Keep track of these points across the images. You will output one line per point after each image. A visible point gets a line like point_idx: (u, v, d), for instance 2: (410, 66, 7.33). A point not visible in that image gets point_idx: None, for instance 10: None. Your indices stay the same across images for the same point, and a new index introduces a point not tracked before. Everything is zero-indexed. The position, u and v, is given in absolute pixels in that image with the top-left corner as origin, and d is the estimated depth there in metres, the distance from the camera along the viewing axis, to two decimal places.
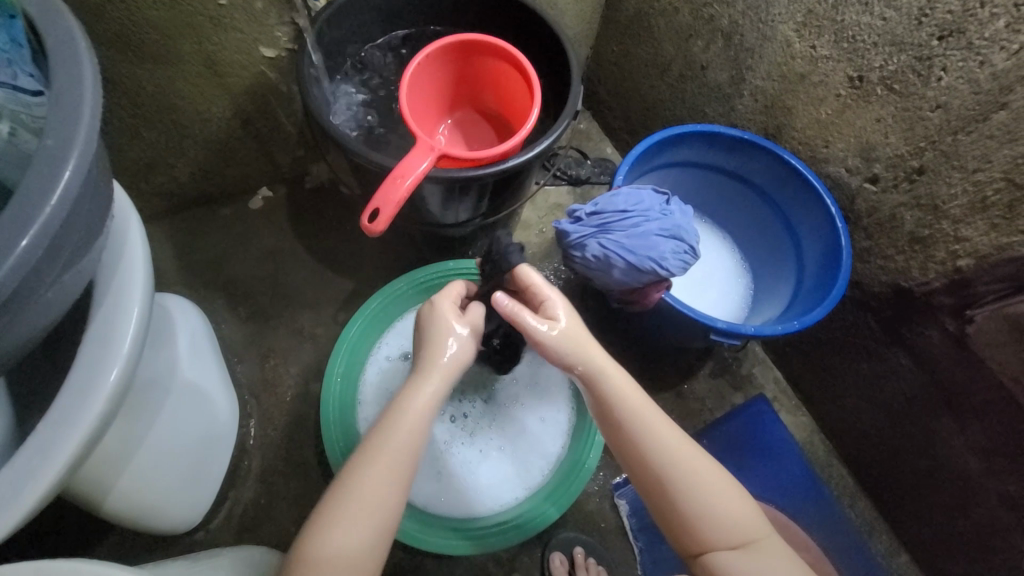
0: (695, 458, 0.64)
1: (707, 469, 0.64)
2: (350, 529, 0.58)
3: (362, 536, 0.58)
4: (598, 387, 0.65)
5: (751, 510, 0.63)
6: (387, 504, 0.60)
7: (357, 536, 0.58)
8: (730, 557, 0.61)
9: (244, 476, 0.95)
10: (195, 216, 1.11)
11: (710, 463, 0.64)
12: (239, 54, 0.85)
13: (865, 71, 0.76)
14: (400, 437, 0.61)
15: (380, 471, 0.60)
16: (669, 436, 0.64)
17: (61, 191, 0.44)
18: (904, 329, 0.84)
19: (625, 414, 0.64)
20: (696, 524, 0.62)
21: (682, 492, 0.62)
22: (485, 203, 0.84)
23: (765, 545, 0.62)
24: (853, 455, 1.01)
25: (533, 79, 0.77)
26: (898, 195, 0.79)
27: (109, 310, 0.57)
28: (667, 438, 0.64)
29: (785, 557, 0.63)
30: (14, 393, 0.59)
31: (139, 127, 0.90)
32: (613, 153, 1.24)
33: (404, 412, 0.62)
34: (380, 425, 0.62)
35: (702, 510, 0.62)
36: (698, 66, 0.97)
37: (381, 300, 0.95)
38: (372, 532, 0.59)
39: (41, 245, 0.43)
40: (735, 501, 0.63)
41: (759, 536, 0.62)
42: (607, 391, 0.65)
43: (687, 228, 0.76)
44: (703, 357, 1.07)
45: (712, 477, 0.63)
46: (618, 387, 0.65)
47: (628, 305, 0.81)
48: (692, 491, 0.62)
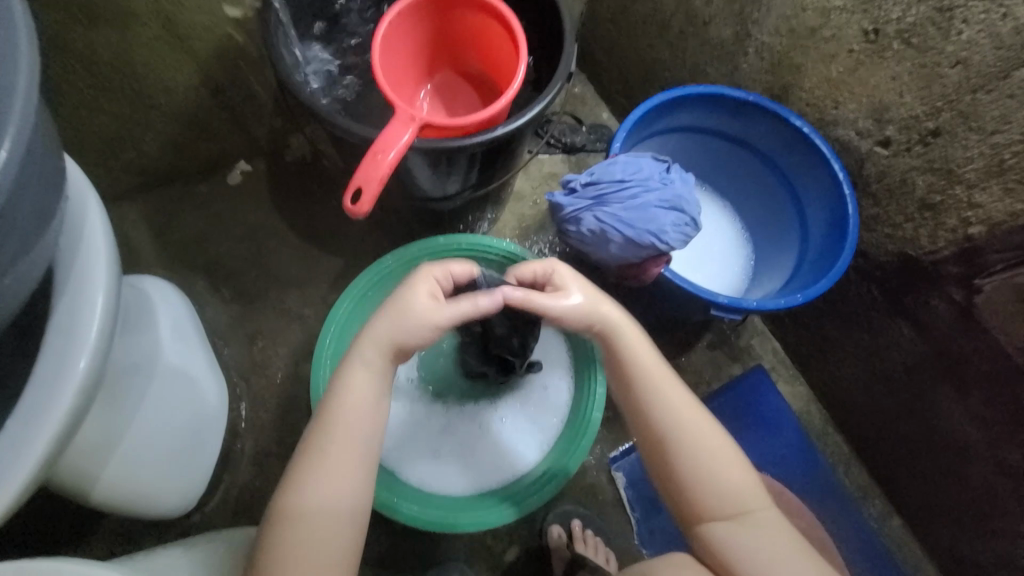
0: (704, 424, 0.63)
1: (713, 436, 0.63)
2: (309, 487, 0.57)
3: (322, 498, 0.57)
4: (613, 347, 0.66)
5: (751, 481, 0.62)
6: (338, 480, 0.58)
7: (321, 492, 0.57)
8: (725, 527, 0.60)
9: (238, 460, 0.94)
10: (170, 193, 1.05)
11: (718, 432, 0.63)
12: (200, 14, 0.78)
13: (881, 24, 0.70)
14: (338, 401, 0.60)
15: (325, 449, 0.58)
16: (678, 400, 0.64)
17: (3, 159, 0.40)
18: (908, 299, 0.82)
19: (639, 373, 0.64)
20: (692, 486, 0.61)
21: (685, 453, 0.61)
22: (476, 174, 0.79)
23: (761, 518, 0.61)
24: (849, 424, 1.02)
25: (519, 35, 0.70)
26: (910, 159, 0.74)
27: (72, 300, 0.54)
28: (676, 401, 0.63)
29: (783, 534, 0.61)
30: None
31: (99, 98, 0.83)
32: (609, 117, 1.18)
33: (347, 392, 0.61)
34: (326, 402, 0.61)
35: (702, 476, 0.61)
36: (700, 21, 0.90)
37: (371, 277, 0.91)
38: (339, 489, 0.58)
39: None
40: (738, 474, 0.62)
41: (757, 507, 0.61)
42: (625, 351, 0.65)
43: (689, 198, 0.67)
44: (701, 329, 1.06)
45: (716, 446, 0.62)
46: (635, 347, 0.65)
47: (626, 281, 0.73)
48: (697, 456, 0.61)
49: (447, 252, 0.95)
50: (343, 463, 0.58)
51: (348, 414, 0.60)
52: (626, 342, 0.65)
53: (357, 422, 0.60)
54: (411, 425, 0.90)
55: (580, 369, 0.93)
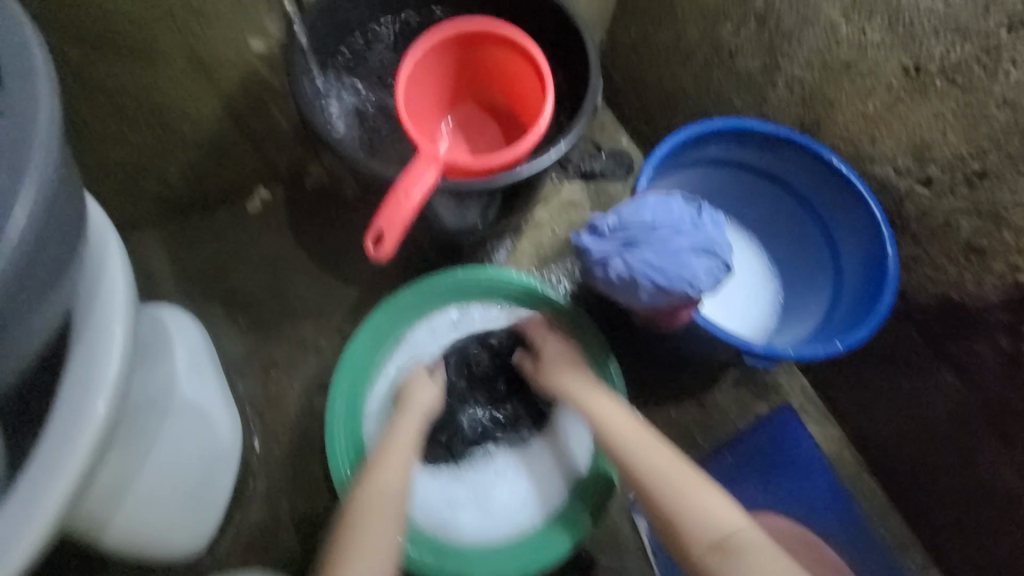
0: (672, 461, 0.72)
1: (682, 470, 0.71)
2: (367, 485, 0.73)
3: (394, 484, 0.74)
4: (591, 407, 0.79)
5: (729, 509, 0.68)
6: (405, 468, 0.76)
7: (394, 477, 0.74)
8: (713, 555, 0.65)
9: (249, 497, 0.92)
10: (190, 221, 1.05)
11: (687, 466, 0.72)
12: (226, 49, 0.78)
13: (923, 61, 0.67)
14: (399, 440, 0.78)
15: (405, 433, 0.80)
16: (644, 444, 0.74)
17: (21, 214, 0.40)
18: (952, 344, 0.78)
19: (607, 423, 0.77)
20: (676, 520, 0.68)
21: (664, 489, 0.70)
22: (497, 208, 0.78)
23: (744, 542, 0.66)
24: (885, 469, 0.96)
25: (545, 73, 0.69)
26: (954, 200, 0.71)
27: (88, 348, 0.53)
28: (642, 444, 0.74)
29: (770, 559, 0.64)
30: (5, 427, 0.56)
31: (124, 130, 0.84)
32: (630, 144, 1.16)
33: (428, 394, 0.84)
34: (412, 391, 0.84)
35: (683, 507, 0.68)
36: (727, 52, 0.88)
37: (388, 311, 0.90)
38: (396, 483, 0.74)
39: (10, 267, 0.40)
40: (716, 502, 0.69)
41: (735, 529, 0.66)
42: (599, 409, 0.78)
43: (721, 242, 0.64)
44: (726, 365, 1.02)
45: (691, 480, 0.70)
46: (609, 405, 0.79)
47: (654, 325, 0.71)
48: (670, 489, 0.70)
49: (465, 286, 0.92)
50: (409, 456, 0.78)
51: (423, 412, 0.83)
52: (593, 401, 0.80)
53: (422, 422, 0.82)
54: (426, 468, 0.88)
55: None
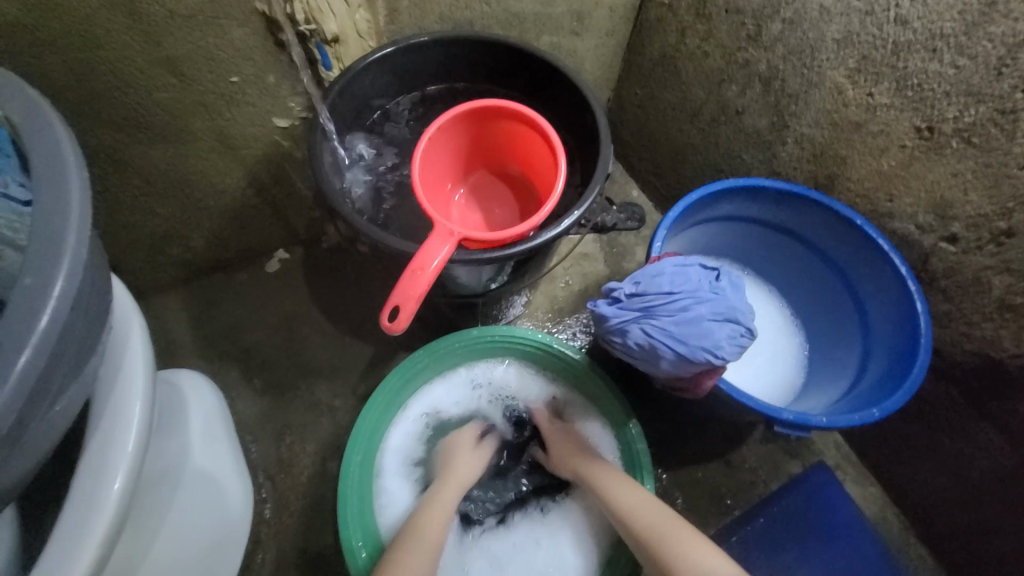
0: (666, 518, 0.72)
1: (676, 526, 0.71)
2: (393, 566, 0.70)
3: (431, 525, 0.76)
4: (586, 472, 0.80)
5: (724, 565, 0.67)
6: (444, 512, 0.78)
7: (430, 518, 0.77)
8: None
9: (259, 570, 0.88)
10: (210, 283, 1.07)
11: (681, 522, 0.72)
12: (252, 127, 0.82)
13: (935, 121, 0.67)
14: (427, 520, 0.76)
15: (451, 479, 0.81)
16: (636, 501, 0.75)
17: (49, 314, 0.41)
18: (995, 403, 0.74)
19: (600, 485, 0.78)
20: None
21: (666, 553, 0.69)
22: (510, 268, 0.78)
23: None
24: (934, 536, 0.89)
25: (557, 144, 0.71)
26: (982, 257, 0.69)
27: (105, 434, 0.52)
28: (636, 503, 0.74)
29: None
30: (22, 517, 0.55)
31: (152, 204, 0.87)
32: (640, 196, 1.17)
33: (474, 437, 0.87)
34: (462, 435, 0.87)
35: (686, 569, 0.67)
36: (734, 111, 0.90)
37: (400, 376, 0.87)
38: (434, 526, 0.76)
39: (35, 367, 0.40)
40: (718, 563, 0.66)
41: None
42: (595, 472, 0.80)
43: (743, 308, 0.63)
44: (752, 421, 0.97)
45: (691, 541, 0.69)
46: (605, 471, 0.79)
47: (676, 392, 0.69)
48: (665, 546, 0.69)
49: (480, 345, 0.91)
50: (448, 502, 0.79)
51: (469, 459, 0.84)
52: (586, 464, 0.81)
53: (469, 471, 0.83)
54: (449, 542, 0.85)
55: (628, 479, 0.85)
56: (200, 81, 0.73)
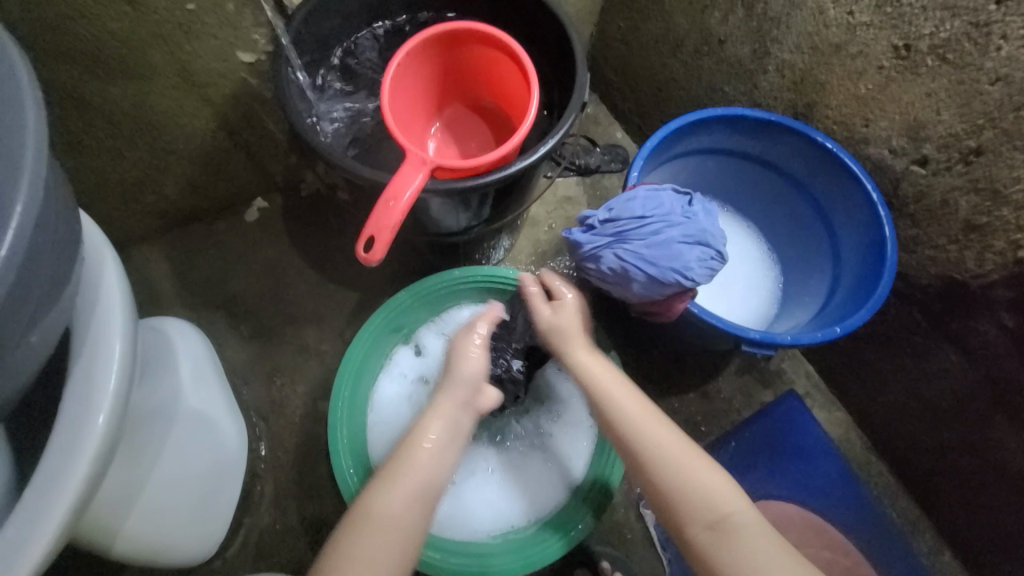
0: (670, 436, 0.66)
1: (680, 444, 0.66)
2: (382, 496, 0.62)
3: (399, 496, 0.62)
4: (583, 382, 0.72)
5: (724, 483, 0.63)
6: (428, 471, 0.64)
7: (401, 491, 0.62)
8: (704, 535, 0.60)
9: (257, 502, 0.93)
10: (189, 233, 1.06)
11: (693, 448, 0.66)
12: (215, 62, 0.79)
13: (912, 39, 0.66)
14: (427, 443, 0.66)
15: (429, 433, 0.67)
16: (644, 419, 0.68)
17: (14, 230, 0.40)
18: (954, 324, 0.77)
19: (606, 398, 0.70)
20: (671, 493, 0.63)
21: (661, 468, 0.64)
22: (489, 207, 0.78)
23: (742, 524, 0.60)
24: (894, 453, 0.95)
25: (530, 70, 0.70)
26: (951, 178, 0.70)
27: (88, 362, 0.54)
28: (642, 417, 0.67)
29: (768, 542, 0.59)
30: (10, 444, 0.57)
31: (120, 146, 0.85)
32: (623, 137, 1.16)
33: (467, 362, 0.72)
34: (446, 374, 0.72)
35: (681, 481, 0.63)
36: (715, 40, 0.88)
37: (387, 315, 0.89)
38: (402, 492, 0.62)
39: (6, 285, 0.40)
40: (715, 482, 0.63)
41: (733, 511, 0.61)
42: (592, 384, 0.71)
43: (714, 231, 0.64)
44: (729, 354, 1.01)
45: (690, 456, 0.64)
46: (603, 376, 0.71)
47: (649, 317, 0.71)
48: (673, 465, 0.64)
49: (464, 285, 0.92)
50: (433, 458, 0.65)
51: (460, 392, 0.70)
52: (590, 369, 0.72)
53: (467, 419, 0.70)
54: None
55: None
56: (154, 8, 0.69)
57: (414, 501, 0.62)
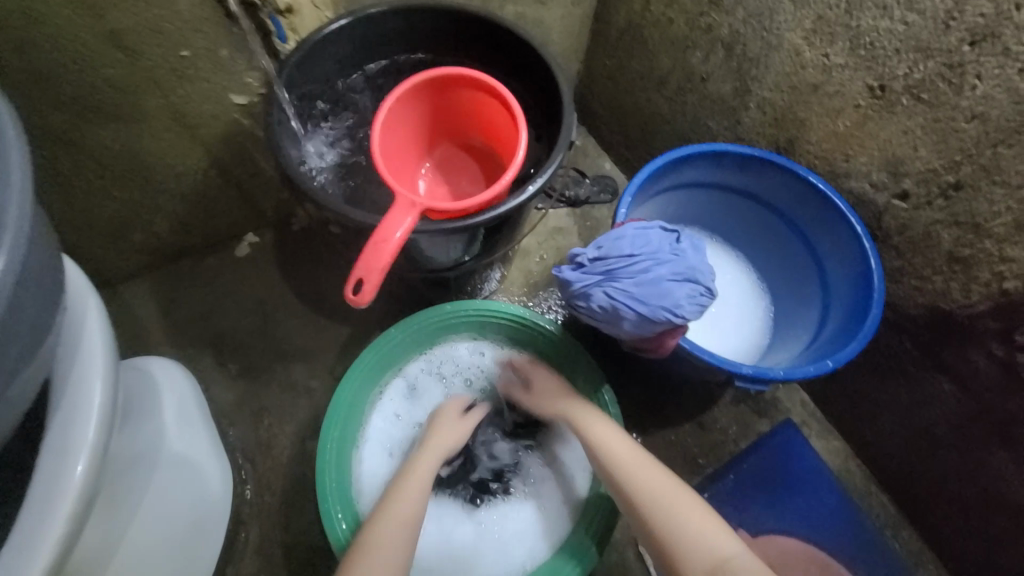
0: (661, 480, 0.70)
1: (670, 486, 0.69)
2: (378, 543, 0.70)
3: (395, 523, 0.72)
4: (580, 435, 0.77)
5: (716, 526, 0.67)
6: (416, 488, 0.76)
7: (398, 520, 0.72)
8: None
9: (242, 549, 0.89)
10: (178, 269, 1.05)
11: (686, 492, 0.69)
12: (207, 104, 0.80)
13: (887, 80, 0.69)
14: (420, 466, 0.79)
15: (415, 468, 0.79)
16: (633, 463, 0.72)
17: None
18: (946, 353, 0.77)
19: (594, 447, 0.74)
20: (665, 537, 0.66)
21: (657, 513, 0.68)
22: (480, 243, 0.78)
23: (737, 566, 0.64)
24: (893, 483, 0.94)
25: (519, 112, 0.71)
26: (932, 212, 0.72)
27: (67, 413, 0.52)
28: (638, 466, 0.72)
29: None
30: None
31: (110, 187, 0.85)
32: (612, 168, 1.18)
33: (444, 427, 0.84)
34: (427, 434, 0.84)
35: (672, 525, 0.67)
36: (698, 78, 0.90)
37: (377, 351, 0.88)
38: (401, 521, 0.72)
39: None
40: (706, 524, 0.67)
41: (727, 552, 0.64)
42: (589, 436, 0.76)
43: (702, 268, 0.65)
44: (724, 383, 1.00)
45: (681, 499, 0.68)
46: (596, 429, 0.76)
47: (641, 353, 0.70)
48: (667, 510, 0.67)
49: (455, 319, 0.91)
50: (419, 482, 0.77)
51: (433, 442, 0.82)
52: (588, 425, 0.76)
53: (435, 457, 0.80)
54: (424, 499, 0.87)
55: None
56: (147, 55, 0.70)
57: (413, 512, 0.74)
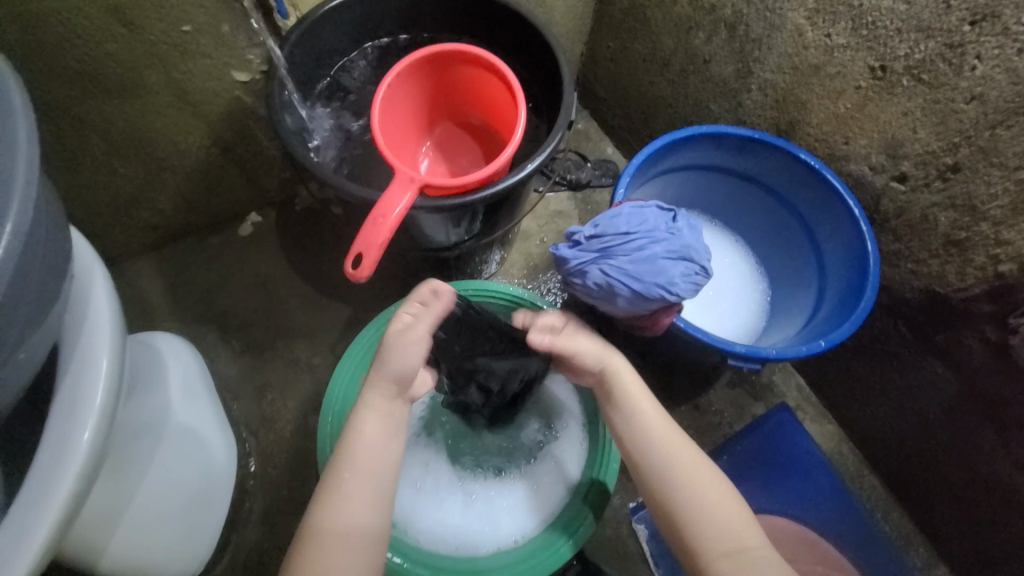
0: (691, 455, 0.68)
1: (703, 469, 0.67)
2: (344, 511, 0.63)
3: (351, 519, 0.63)
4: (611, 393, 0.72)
5: (742, 512, 0.65)
6: (368, 466, 0.66)
7: (347, 508, 0.64)
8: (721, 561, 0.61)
9: (246, 519, 0.92)
10: (182, 247, 1.07)
11: (716, 475, 0.67)
12: (210, 81, 0.80)
13: (888, 61, 0.68)
14: (364, 432, 0.67)
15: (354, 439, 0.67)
16: (662, 440, 0.69)
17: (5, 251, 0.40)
18: (939, 337, 0.78)
19: (626, 414, 0.71)
20: (691, 515, 0.64)
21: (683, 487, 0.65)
22: (479, 222, 0.79)
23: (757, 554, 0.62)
24: (885, 466, 0.95)
25: (518, 90, 0.71)
26: (930, 195, 0.72)
27: (75, 378, 0.54)
28: (670, 437, 0.69)
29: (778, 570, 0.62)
30: None
31: (114, 163, 0.86)
32: (614, 152, 1.18)
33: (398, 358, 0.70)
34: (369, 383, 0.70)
35: (698, 503, 0.64)
36: (701, 59, 0.90)
37: (377, 328, 0.89)
38: (353, 513, 0.64)
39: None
40: (733, 509, 0.64)
41: (750, 539, 0.63)
42: (620, 395, 0.72)
43: (697, 247, 0.65)
44: (720, 366, 1.01)
45: (711, 481, 0.66)
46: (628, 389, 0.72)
47: (636, 332, 0.71)
48: (695, 487, 0.65)
49: None
50: (366, 455, 0.66)
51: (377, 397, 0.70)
52: (623, 387, 0.72)
53: (381, 419, 0.69)
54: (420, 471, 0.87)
55: (593, 419, 0.88)
56: (149, 29, 0.71)
57: (380, 488, 0.66)
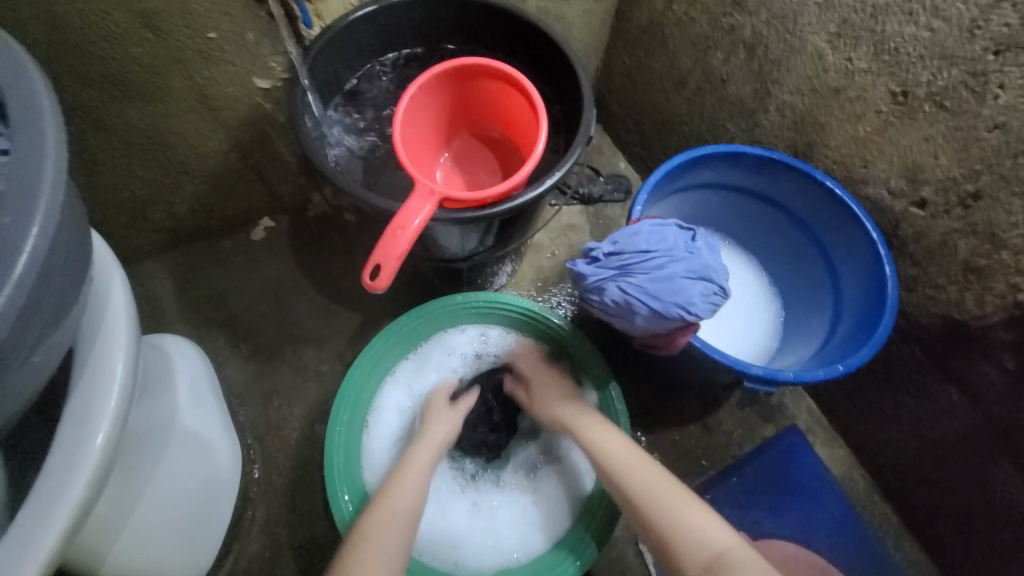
0: (657, 477, 0.71)
1: (668, 488, 0.70)
2: (371, 524, 0.70)
3: (380, 532, 0.70)
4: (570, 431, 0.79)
5: (715, 523, 0.67)
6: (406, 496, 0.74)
7: (382, 526, 0.70)
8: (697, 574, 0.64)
9: (248, 527, 0.91)
10: (194, 250, 1.07)
11: (684, 491, 0.70)
12: (232, 87, 0.81)
13: (910, 86, 0.69)
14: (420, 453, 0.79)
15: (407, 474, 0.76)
16: (627, 465, 0.72)
17: (31, 253, 0.41)
18: (957, 364, 0.77)
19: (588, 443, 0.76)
20: (663, 533, 0.67)
21: (653, 509, 0.68)
22: (495, 234, 0.78)
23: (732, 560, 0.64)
24: (897, 493, 0.94)
25: (539, 105, 0.71)
26: (949, 221, 0.71)
27: (89, 381, 0.53)
28: (635, 463, 0.72)
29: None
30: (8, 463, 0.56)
31: (133, 164, 0.86)
32: (627, 167, 1.18)
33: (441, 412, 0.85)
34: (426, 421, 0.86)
35: (667, 521, 0.67)
36: (718, 79, 0.90)
37: (388, 337, 0.89)
38: (385, 529, 0.70)
39: (18, 304, 0.40)
40: (705, 522, 0.67)
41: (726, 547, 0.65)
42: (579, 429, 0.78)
43: (716, 267, 0.65)
44: (731, 386, 1.00)
45: (679, 498, 0.69)
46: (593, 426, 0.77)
47: (651, 350, 0.71)
48: (663, 505, 0.68)
49: (466, 310, 0.92)
50: (410, 487, 0.75)
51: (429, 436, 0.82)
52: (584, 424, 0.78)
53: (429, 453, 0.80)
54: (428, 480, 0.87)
55: None
56: (174, 35, 0.71)
57: (405, 519, 0.72)
